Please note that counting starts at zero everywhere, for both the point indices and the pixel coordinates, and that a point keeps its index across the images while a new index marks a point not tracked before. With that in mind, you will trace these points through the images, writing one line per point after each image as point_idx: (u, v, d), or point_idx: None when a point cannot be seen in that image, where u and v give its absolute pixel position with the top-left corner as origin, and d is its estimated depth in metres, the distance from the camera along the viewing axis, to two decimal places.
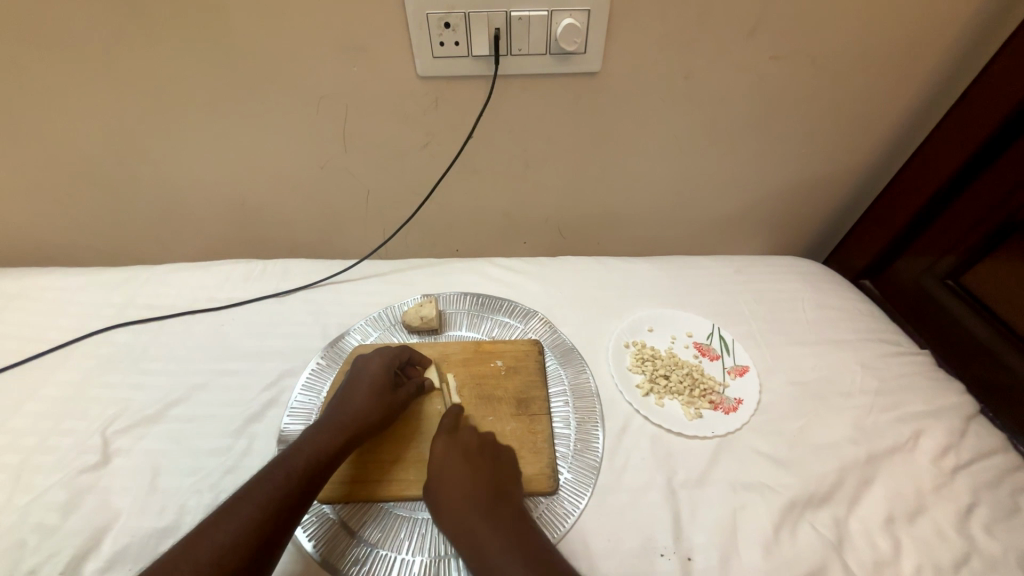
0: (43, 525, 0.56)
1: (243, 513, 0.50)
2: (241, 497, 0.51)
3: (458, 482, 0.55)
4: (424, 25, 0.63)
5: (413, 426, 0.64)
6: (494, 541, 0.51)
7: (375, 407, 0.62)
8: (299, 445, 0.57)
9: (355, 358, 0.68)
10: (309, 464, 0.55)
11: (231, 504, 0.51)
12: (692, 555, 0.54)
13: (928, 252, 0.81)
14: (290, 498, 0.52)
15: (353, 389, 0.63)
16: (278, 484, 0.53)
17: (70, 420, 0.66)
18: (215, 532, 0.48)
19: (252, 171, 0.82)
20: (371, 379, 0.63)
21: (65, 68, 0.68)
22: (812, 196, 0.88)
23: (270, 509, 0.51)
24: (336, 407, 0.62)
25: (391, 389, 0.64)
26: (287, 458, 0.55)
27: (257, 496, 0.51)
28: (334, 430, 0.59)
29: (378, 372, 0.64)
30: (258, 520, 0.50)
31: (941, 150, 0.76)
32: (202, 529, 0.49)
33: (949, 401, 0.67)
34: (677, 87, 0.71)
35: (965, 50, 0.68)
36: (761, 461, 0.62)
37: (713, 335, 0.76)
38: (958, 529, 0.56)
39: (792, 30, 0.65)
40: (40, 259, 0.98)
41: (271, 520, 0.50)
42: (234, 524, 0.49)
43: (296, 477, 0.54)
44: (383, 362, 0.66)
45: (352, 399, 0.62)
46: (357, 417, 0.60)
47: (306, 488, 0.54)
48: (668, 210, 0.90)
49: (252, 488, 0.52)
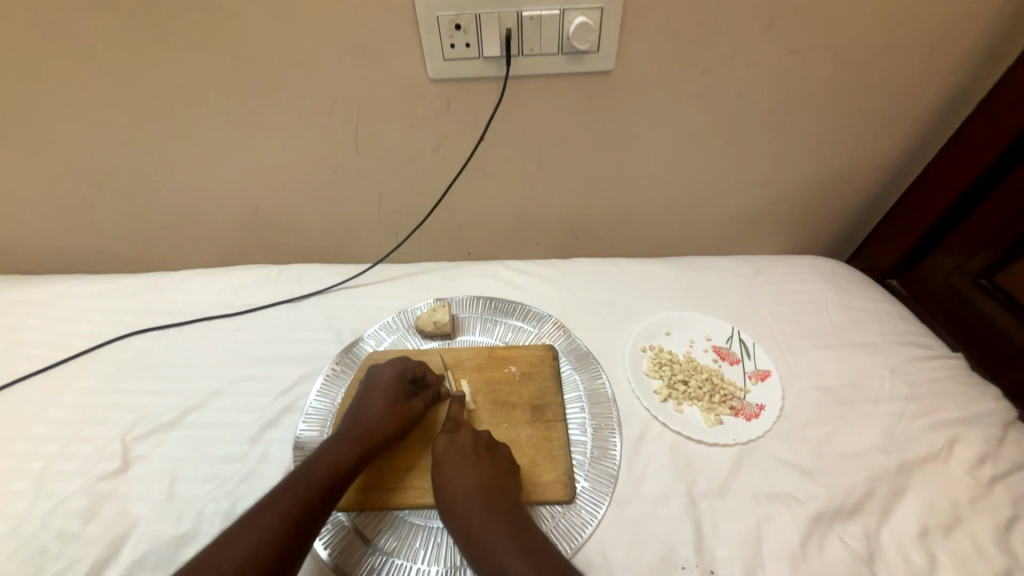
0: (65, 532, 0.57)
1: (262, 523, 0.50)
2: (262, 506, 0.51)
3: (458, 486, 0.56)
4: (435, 28, 0.62)
5: (428, 435, 0.64)
6: (495, 535, 0.53)
7: (390, 418, 0.61)
8: (317, 456, 0.57)
9: (369, 367, 0.68)
10: (328, 475, 0.55)
11: (250, 515, 0.51)
12: (715, 568, 0.53)
13: (959, 251, 0.78)
14: (310, 509, 0.52)
15: (367, 400, 0.63)
16: (299, 495, 0.52)
17: (89, 428, 0.67)
18: (235, 543, 0.48)
19: (265, 176, 0.83)
20: (385, 389, 0.63)
21: (82, 78, 0.69)
22: (836, 193, 0.86)
23: (290, 519, 0.50)
24: (352, 417, 0.61)
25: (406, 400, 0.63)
26: (306, 469, 0.55)
27: (276, 507, 0.51)
28: (352, 439, 0.58)
29: (391, 383, 0.64)
30: (278, 531, 0.49)
31: (968, 148, 0.73)
32: (223, 539, 0.49)
33: (984, 407, 0.64)
34: (693, 83, 0.69)
35: (1001, 38, 0.65)
36: (785, 470, 0.60)
37: (733, 339, 0.74)
38: (997, 543, 0.53)
39: (813, 23, 0.63)
40: (63, 266, 1.00)
41: (292, 531, 0.50)
42: (254, 534, 0.49)
43: (315, 489, 0.53)
44: (395, 372, 0.65)
45: (368, 410, 0.61)
46: (373, 428, 0.60)
47: (324, 499, 0.53)
48: (685, 210, 0.88)
49: (273, 498, 0.52)
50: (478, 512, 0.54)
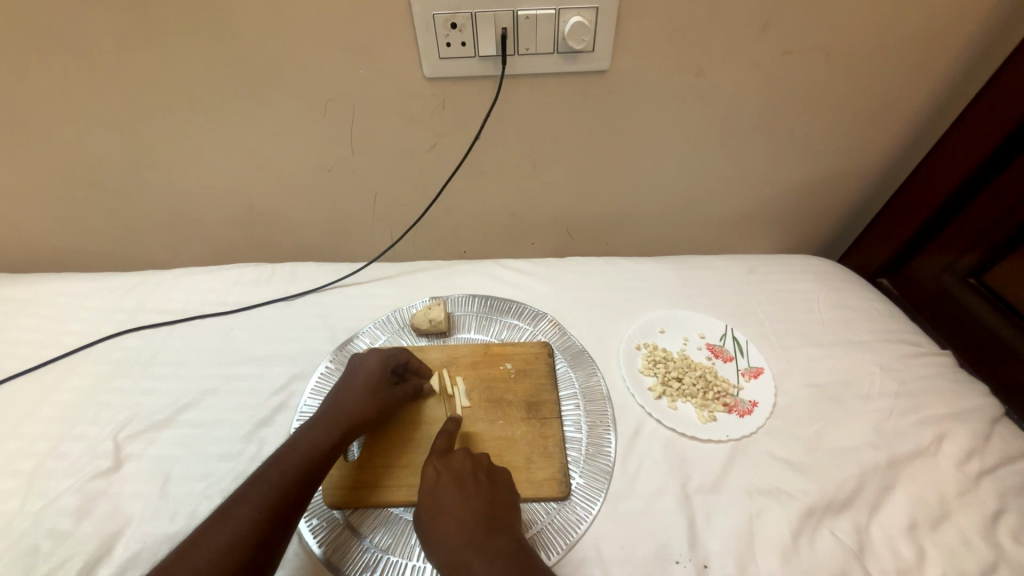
0: (56, 530, 0.57)
1: (238, 514, 0.49)
2: (239, 497, 0.51)
3: (449, 516, 0.51)
4: (431, 26, 0.62)
5: (410, 427, 0.64)
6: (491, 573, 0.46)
7: (369, 404, 0.61)
8: (294, 444, 0.56)
9: (353, 355, 0.67)
10: (304, 462, 0.55)
11: (228, 505, 0.51)
12: (708, 563, 0.53)
13: (948, 250, 0.79)
14: (287, 497, 0.52)
15: (347, 386, 0.63)
16: (274, 484, 0.52)
17: (82, 426, 0.66)
18: (214, 534, 0.48)
19: (260, 175, 0.82)
20: (366, 374, 0.63)
21: (74, 75, 0.69)
22: (827, 193, 0.87)
23: (269, 508, 0.50)
24: (331, 404, 0.61)
25: (386, 385, 0.63)
26: (282, 457, 0.55)
27: (252, 498, 0.51)
28: (330, 428, 0.58)
29: (373, 367, 0.64)
30: (255, 519, 0.49)
31: (956, 149, 0.74)
32: (203, 531, 0.49)
33: (971, 403, 0.65)
34: (687, 84, 0.70)
35: (987, 40, 0.66)
36: (776, 466, 0.60)
37: (726, 337, 0.75)
38: (984, 536, 0.54)
39: (805, 25, 0.64)
40: (54, 264, 1.00)
41: (268, 520, 0.50)
42: (232, 525, 0.49)
43: (291, 477, 0.53)
44: (378, 357, 0.65)
45: (346, 396, 0.61)
46: (353, 416, 0.60)
47: (302, 487, 0.53)
48: (678, 210, 0.89)
49: (248, 488, 0.52)
50: (469, 546, 0.48)
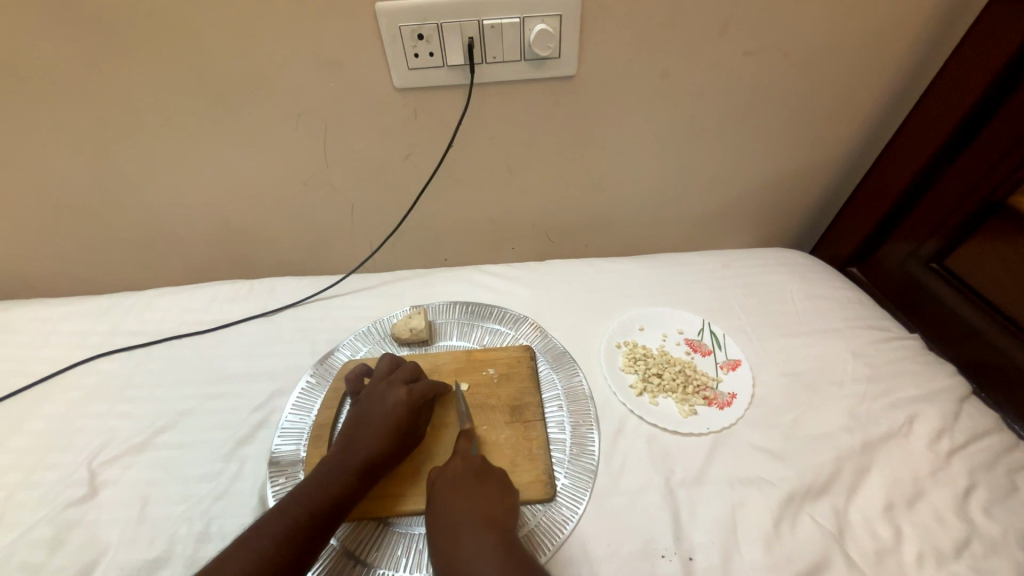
0: (29, 563, 0.55)
1: (258, 549, 0.48)
2: (258, 532, 0.50)
3: (462, 510, 0.50)
4: (398, 38, 0.63)
5: (432, 445, 0.62)
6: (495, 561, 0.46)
7: (397, 445, 0.58)
8: (319, 482, 0.54)
9: (378, 382, 0.63)
10: (330, 502, 0.53)
11: (250, 535, 0.50)
12: (694, 555, 0.54)
13: (911, 237, 0.82)
14: (311, 534, 0.51)
15: (372, 424, 0.59)
16: (298, 521, 0.51)
17: (53, 454, 0.65)
18: (227, 567, 0.47)
19: (233, 191, 0.82)
20: (392, 412, 0.59)
21: (34, 96, 0.68)
22: (795, 186, 0.89)
23: (289, 544, 0.49)
24: (356, 439, 0.58)
25: (414, 424, 0.60)
26: (306, 495, 0.53)
27: (273, 532, 0.50)
28: (355, 467, 0.55)
29: (400, 407, 0.59)
30: (276, 558, 0.48)
31: (912, 141, 0.77)
32: (219, 562, 0.48)
33: (940, 383, 0.67)
34: (653, 86, 0.72)
35: (936, 34, 0.69)
36: (757, 455, 0.61)
37: (704, 331, 0.76)
38: (957, 512, 0.56)
39: (761, 27, 0.66)
40: (24, 290, 0.98)
41: (289, 559, 0.49)
42: (249, 560, 0.47)
43: (314, 514, 0.52)
44: (408, 394, 0.60)
45: (367, 435, 0.58)
46: (377, 456, 0.57)
47: (327, 523, 0.52)
48: (652, 210, 0.91)
49: (270, 522, 0.51)
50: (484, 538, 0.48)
